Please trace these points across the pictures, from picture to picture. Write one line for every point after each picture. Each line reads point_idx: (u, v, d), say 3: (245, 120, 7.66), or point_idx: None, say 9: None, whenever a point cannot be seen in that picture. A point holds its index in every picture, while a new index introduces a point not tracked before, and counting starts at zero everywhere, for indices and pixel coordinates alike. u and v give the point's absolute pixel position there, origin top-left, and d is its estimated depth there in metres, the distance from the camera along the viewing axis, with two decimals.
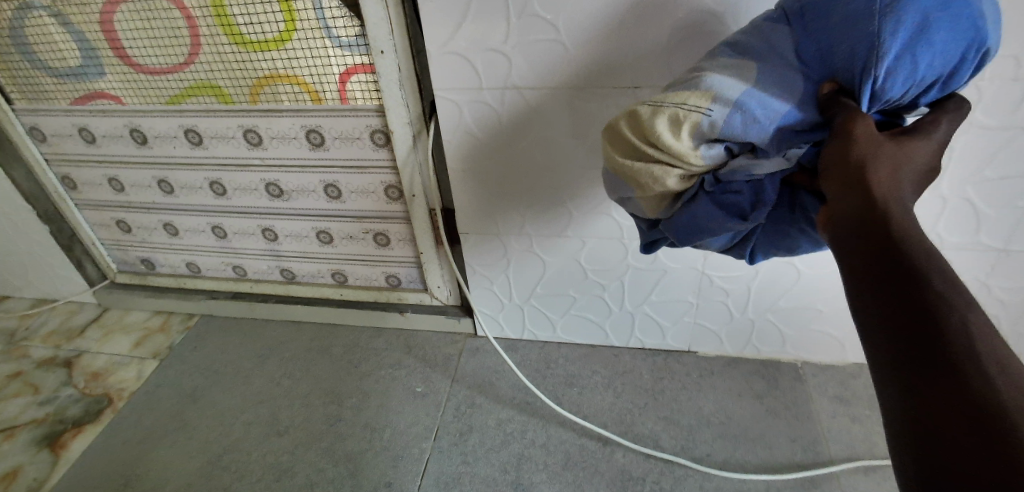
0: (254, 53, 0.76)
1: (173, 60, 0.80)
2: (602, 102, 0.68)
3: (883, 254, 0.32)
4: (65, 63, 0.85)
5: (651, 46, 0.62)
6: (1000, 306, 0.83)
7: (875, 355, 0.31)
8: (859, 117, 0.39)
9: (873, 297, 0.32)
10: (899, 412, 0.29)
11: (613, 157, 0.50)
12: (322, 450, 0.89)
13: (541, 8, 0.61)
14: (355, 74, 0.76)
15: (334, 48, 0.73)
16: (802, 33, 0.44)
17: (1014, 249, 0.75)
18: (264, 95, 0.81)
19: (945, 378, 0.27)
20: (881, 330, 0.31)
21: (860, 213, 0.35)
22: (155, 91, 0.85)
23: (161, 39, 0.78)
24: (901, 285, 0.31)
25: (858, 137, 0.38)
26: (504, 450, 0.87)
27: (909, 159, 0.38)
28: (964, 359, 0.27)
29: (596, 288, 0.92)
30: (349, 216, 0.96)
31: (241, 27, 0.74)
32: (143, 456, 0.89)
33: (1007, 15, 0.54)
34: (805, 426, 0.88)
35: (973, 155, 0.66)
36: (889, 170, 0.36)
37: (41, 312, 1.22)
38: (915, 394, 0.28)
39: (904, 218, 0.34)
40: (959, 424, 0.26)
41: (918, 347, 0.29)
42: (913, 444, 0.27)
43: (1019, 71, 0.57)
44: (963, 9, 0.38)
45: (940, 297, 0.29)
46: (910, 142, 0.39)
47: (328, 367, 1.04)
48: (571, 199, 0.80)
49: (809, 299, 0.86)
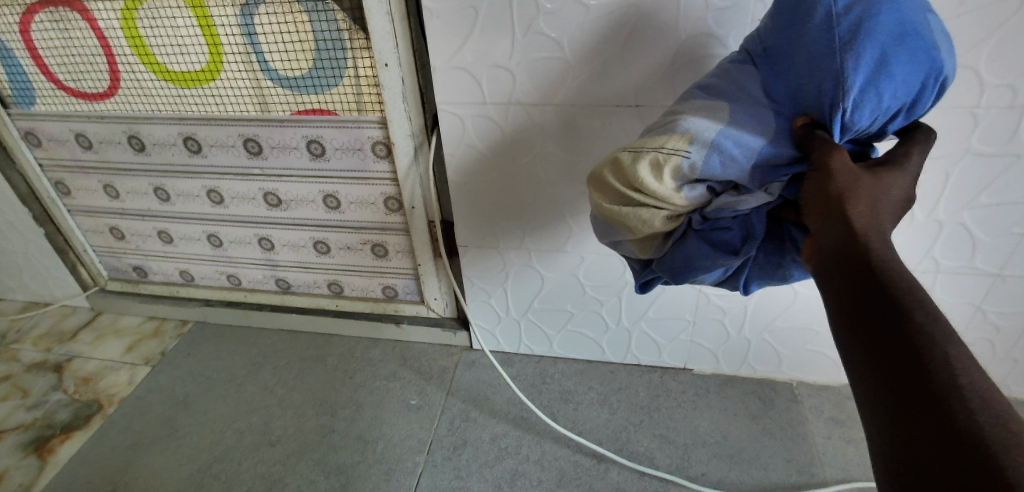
0: (251, 62, 0.76)
1: (176, 68, 0.80)
2: (602, 123, 0.69)
3: (865, 277, 0.33)
4: (67, 68, 0.85)
5: (655, 66, 0.63)
6: (995, 332, 0.83)
7: (861, 372, 0.31)
8: (838, 150, 0.39)
9: (858, 318, 0.32)
10: (895, 418, 0.28)
11: (600, 203, 0.51)
12: (313, 461, 0.87)
13: (546, 26, 0.62)
14: (355, 85, 0.76)
15: (333, 59, 0.74)
16: (770, 73, 0.45)
17: (1009, 275, 0.75)
18: (266, 105, 0.81)
19: (934, 394, 0.27)
20: (867, 348, 0.31)
21: (842, 235, 0.35)
22: (153, 98, 0.85)
23: (165, 46, 0.78)
24: (886, 305, 0.31)
25: (835, 173, 0.38)
26: (498, 466, 0.86)
27: (886, 190, 0.39)
28: (952, 378, 0.27)
29: (591, 306, 0.93)
30: (347, 226, 0.96)
31: (244, 38, 0.74)
32: (131, 464, 0.88)
33: (999, 45, 0.55)
34: (801, 448, 0.87)
35: (970, 183, 0.67)
36: (868, 203, 0.37)
37: (33, 315, 1.21)
38: (903, 410, 0.28)
39: (884, 244, 0.34)
40: (949, 440, 0.26)
41: (905, 365, 0.29)
42: (903, 460, 0.27)
43: (1014, 101, 0.59)
44: (918, 40, 0.39)
45: (925, 320, 0.30)
46: (888, 176, 0.39)
47: (322, 378, 1.03)
48: (571, 213, 0.80)
49: (805, 320, 0.86)
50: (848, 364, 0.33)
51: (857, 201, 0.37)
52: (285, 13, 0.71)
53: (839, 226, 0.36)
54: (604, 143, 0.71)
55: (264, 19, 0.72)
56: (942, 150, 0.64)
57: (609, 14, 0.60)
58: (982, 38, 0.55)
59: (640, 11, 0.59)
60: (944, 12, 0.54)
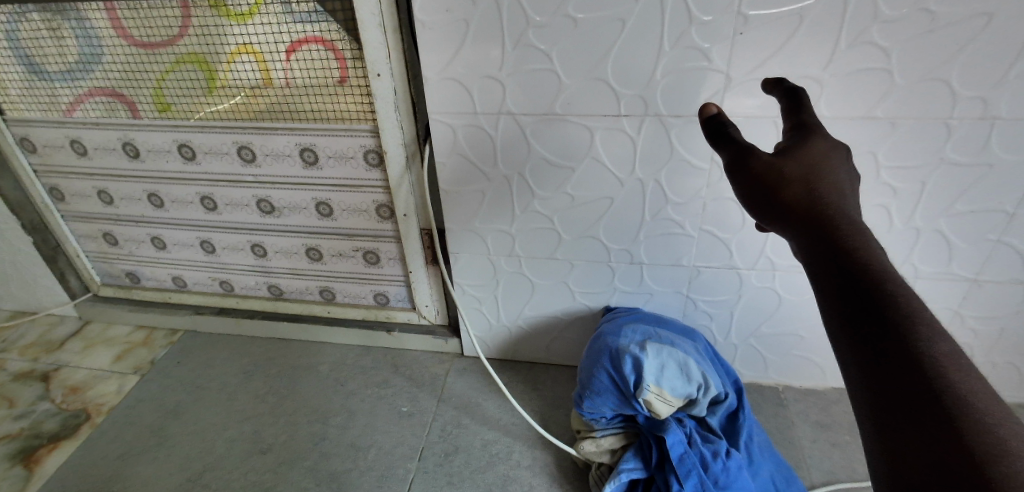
0: (241, 33, 0.74)
1: (191, 106, 0.84)
2: (592, 137, 0.71)
3: (847, 287, 0.35)
4: (57, 56, 0.83)
5: (642, 77, 0.65)
6: (972, 336, 0.85)
7: (854, 375, 0.34)
8: (810, 144, 0.41)
9: (856, 334, 0.34)
10: (892, 428, 0.31)
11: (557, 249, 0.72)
12: (305, 469, 0.87)
13: (536, 39, 0.64)
14: (350, 81, 0.76)
15: (329, 37, 0.72)
16: None
17: (985, 281, 0.78)
18: (257, 85, 0.78)
19: (925, 402, 0.31)
20: (858, 357, 0.34)
21: (820, 246, 0.37)
22: (140, 80, 0.82)
23: (177, 81, 0.81)
24: (872, 315, 0.34)
25: (787, 177, 0.39)
26: (490, 471, 0.86)
27: (839, 177, 0.40)
28: (945, 386, 0.31)
29: (581, 313, 0.94)
30: (340, 234, 0.96)
31: (253, 73, 0.77)
32: (120, 474, 0.87)
33: (967, 58, 0.58)
34: (786, 451, 0.88)
35: (945, 192, 0.69)
36: (818, 199, 0.38)
37: (20, 323, 1.19)
38: (895, 414, 0.31)
39: (862, 238, 0.36)
40: (941, 448, 0.29)
41: (897, 374, 0.32)
42: (895, 460, 0.31)
43: (985, 113, 0.61)
44: None
45: (911, 325, 0.33)
46: (846, 163, 0.41)
47: (314, 386, 1.03)
48: (562, 220, 0.81)
49: (790, 325, 0.88)
50: (839, 362, 0.36)
51: (825, 207, 0.38)
52: (293, 49, 0.73)
53: (817, 240, 0.37)
54: (594, 154, 0.73)
55: (272, 57, 0.75)
56: (917, 160, 0.67)
57: (597, 27, 0.61)
58: (953, 54, 0.58)
59: (627, 25, 0.61)
60: (916, 28, 0.57)
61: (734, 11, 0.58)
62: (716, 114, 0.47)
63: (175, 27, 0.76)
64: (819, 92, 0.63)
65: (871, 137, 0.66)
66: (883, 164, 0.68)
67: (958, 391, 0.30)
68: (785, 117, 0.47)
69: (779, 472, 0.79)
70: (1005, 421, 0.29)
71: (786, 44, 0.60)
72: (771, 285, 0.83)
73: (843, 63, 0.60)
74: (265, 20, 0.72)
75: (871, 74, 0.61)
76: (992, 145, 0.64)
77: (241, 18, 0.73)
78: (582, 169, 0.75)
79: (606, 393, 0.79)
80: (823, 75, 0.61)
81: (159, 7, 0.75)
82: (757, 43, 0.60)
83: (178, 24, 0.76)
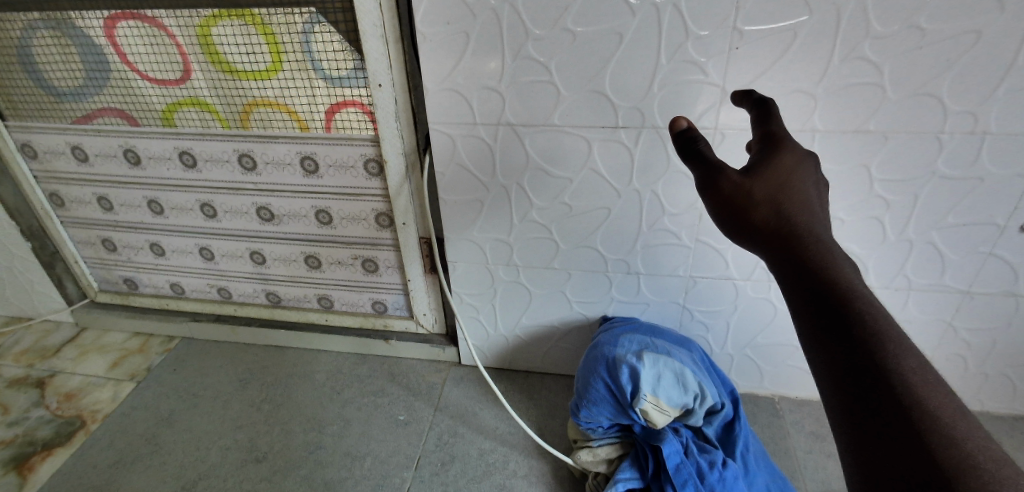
0: (243, 83, 0.78)
1: (194, 128, 0.86)
2: (589, 148, 0.72)
3: (821, 305, 0.36)
4: (63, 69, 0.84)
5: (640, 93, 0.66)
6: (966, 348, 0.86)
7: (830, 387, 0.35)
8: (779, 156, 0.41)
9: (830, 350, 0.35)
10: (865, 439, 0.33)
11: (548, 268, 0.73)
12: (299, 478, 0.87)
13: (535, 52, 0.65)
14: (347, 127, 0.81)
15: (329, 90, 0.77)
16: None
17: (977, 293, 0.79)
18: (265, 129, 0.83)
19: (894, 415, 0.32)
20: (830, 371, 0.35)
21: (789, 265, 0.38)
22: (149, 106, 0.85)
23: (186, 112, 0.84)
24: (840, 331, 0.35)
25: (756, 200, 0.40)
26: (486, 480, 0.86)
27: (807, 195, 0.40)
28: (914, 402, 0.32)
29: (577, 322, 0.95)
30: (338, 242, 0.97)
31: (258, 125, 0.83)
32: (113, 483, 0.86)
33: (957, 72, 0.59)
34: (783, 462, 0.89)
35: (939, 205, 0.70)
36: (785, 220, 0.39)
37: (17, 329, 1.19)
38: (868, 425, 0.33)
39: (832, 257, 0.37)
40: (910, 461, 0.30)
41: (868, 388, 0.33)
42: (871, 468, 0.32)
43: (976, 126, 0.63)
44: None
45: (881, 343, 0.34)
46: (812, 171, 0.42)
47: (309, 394, 1.03)
48: (558, 231, 0.82)
49: (786, 336, 0.89)
50: (813, 373, 0.37)
51: (794, 226, 0.38)
52: (293, 107, 0.79)
53: (791, 259, 0.38)
54: (591, 165, 0.74)
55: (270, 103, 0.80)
56: (911, 173, 0.68)
57: (597, 41, 0.63)
58: (945, 67, 0.59)
59: (625, 38, 0.62)
60: (907, 44, 0.58)
61: (729, 26, 0.60)
62: (686, 129, 0.46)
63: (178, 73, 0.79)
64: (813, 105, 0.64)
65: (863, 151, 0.67)
66: (876, 178, 0.69)
67: (928, 407, 0.32)
68: (755, 128, 0.47)
69: (775, 482, 0.79)
70: (973, 436, 0.31)
71: (780, 58, 0.61)
72: (766, 295, 0.84)
73: (836, 77, 0.61)
74: (269, 89, 0.78)
75: (864, 90, 0.62)
76: (983, 159, 0.65)
77: (238, 71, 0.77)
78: (579, 185, 0.76)
79: (602, 403, 0.79)
80: (817, 88, 0.63)
81: (162, 48, 0.77)
82: (753, 59, 0.61)
83: (182, 68, 0.79)
